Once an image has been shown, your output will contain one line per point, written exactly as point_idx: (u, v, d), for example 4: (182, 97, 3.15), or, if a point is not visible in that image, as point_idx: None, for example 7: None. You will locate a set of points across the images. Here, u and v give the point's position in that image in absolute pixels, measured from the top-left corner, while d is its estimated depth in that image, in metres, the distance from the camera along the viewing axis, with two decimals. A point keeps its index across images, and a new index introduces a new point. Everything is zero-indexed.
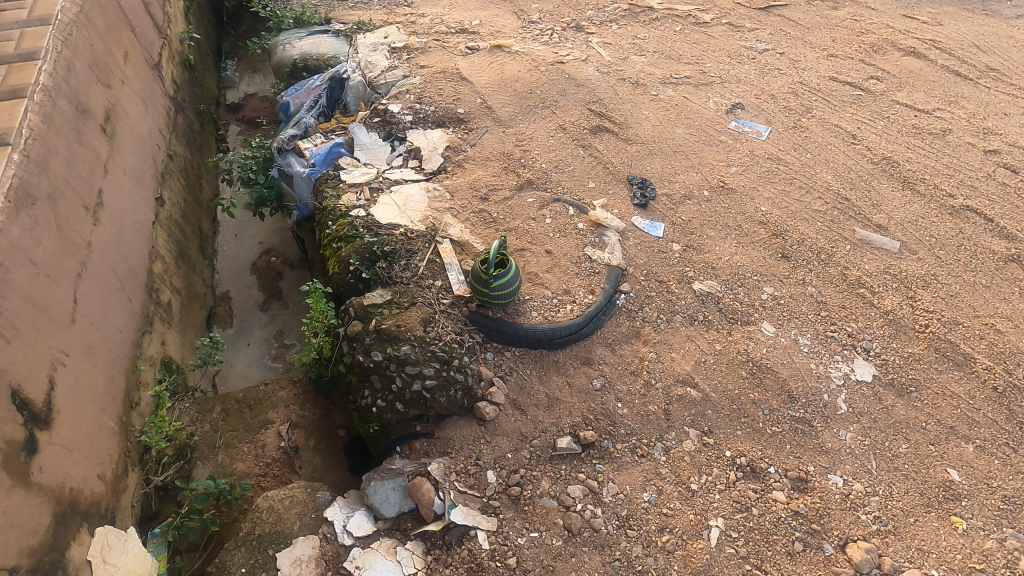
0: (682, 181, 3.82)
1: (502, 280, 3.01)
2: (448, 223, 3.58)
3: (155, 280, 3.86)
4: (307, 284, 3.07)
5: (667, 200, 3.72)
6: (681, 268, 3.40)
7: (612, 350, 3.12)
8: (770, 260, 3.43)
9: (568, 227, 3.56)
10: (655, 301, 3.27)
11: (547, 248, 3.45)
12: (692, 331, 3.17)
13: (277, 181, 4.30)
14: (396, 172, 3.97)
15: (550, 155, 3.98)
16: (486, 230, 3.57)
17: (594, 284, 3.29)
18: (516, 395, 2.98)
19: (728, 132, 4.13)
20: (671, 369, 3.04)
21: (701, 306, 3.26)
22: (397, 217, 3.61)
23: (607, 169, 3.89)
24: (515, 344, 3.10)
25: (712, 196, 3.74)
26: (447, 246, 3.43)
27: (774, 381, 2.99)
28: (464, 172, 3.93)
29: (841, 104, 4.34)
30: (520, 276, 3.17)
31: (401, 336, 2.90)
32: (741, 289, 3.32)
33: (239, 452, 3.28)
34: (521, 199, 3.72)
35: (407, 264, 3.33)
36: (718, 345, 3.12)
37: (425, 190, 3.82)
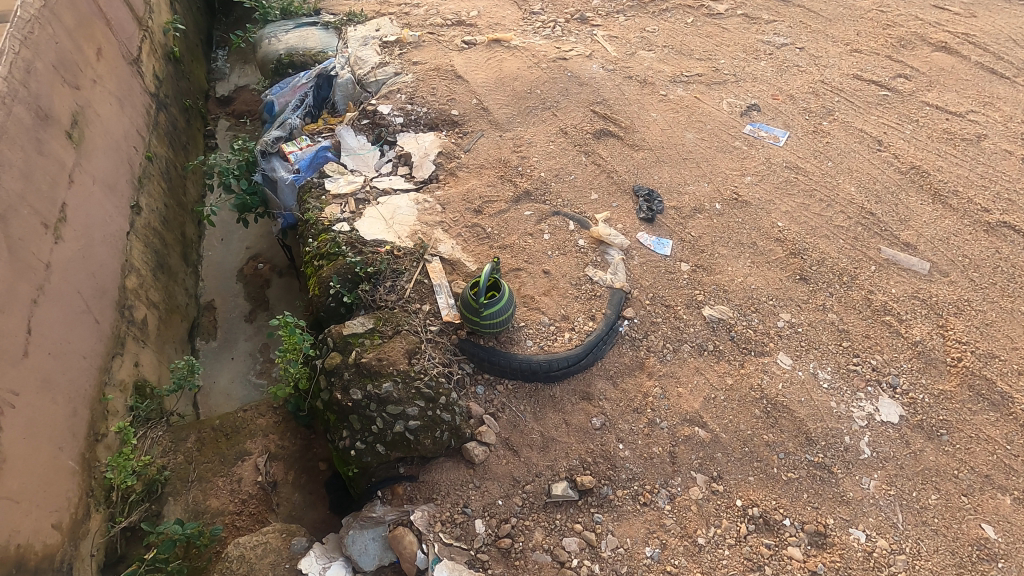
0: (692, 192, 3.53)
1: (495, 309, 2.78)
2: (438, 239, 3.32)
3: (130, 295, 3.64)
4: (276, 319, 2.80)
5: (675, 214, 3.44)
6: (690, 291, 3.13)
7: (614, 384, 2.87)
8: (787, 282, 3.15)
9: (567, 244, 3.29)
10: (662, 328, 3.01)
11: (544, 268, 3.19)
12: (701, 362, 2.91)
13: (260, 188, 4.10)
14: (384, 181, 3.70)
15: (549, 162, 3.69)
16: (478, 247, 3.31)
17: (595, 308, 3.03)
18: (508, 434, 2.75)
19: (743, 137, 3.82)
20: (677, 407, 2.79)
21: (711, 334, 2.99)
22: (384, 232, 3.35)
23: (611, 179, 3.60)
24: (508, 376, 2.86)
25: (724, 209, 3.45)
26: (436, 265, 3.17)
27: (791, 421, 2.74)
28: (458, 181, 3.65)
29: (865, 105, 4.01)
30: (514, 302, 2.93)
31: (382, 371, 2.66)
32: (756, 316, 3.04)
33: (213, 486, 3.07)
34: (517, 212, 3.45)
35: (393, 286, 3.07)
36: (729, 379, 2.86)
37: (414, 201, 3.54)
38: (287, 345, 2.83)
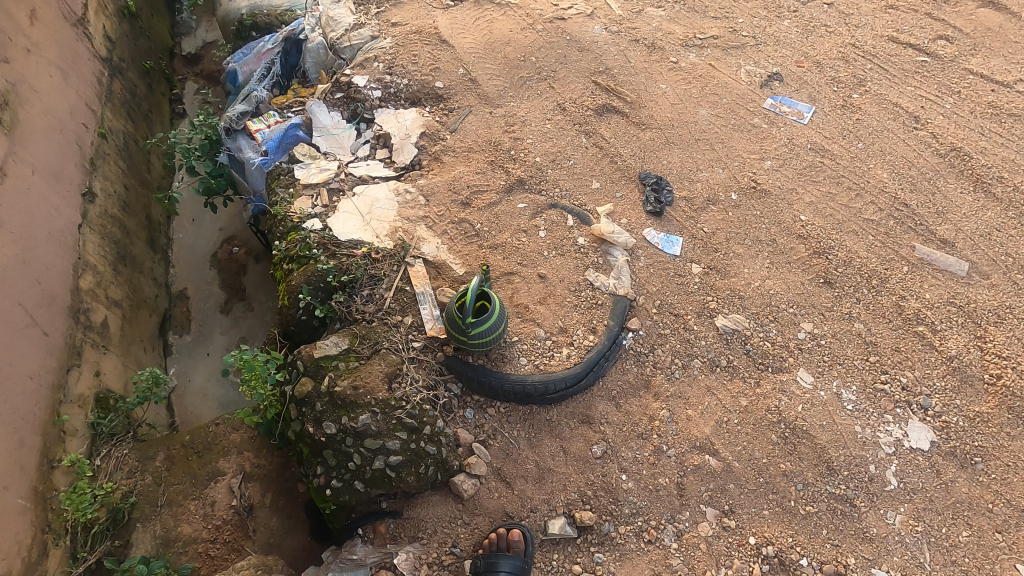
0: (705, 180, 3.15)
1: (484, 328, 2.47)
2: (422, 238, 2.97)
3: (85, 297, 3.31)
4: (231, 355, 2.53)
5: (686, 205, 3.07)
6: (702, 298, 2.82)
7: (617, 406, 2.61)
8: (810, 287, 2.83)
9: (565, 242, 2.94)
10: (670, 341, 2.72)
11: (540, 271, 2.86)
12: (713, 381, 2.64)
13: (227, 170, 3.71)
14: (361, 166, 3.30)
15: (546, 145, 3.28)
16: (466, 247, 2.96)
17: (596, 320, 2.74)
18: (500, 464, 2.50)
19: (763, 113, 3.39)
20: (686, 432, 2.54)
21: (724, 348, 2.71)
22: (360, 229, 2.98)
23: (615, 164, 3.21)
24: (500, 398, 2.59)
25: (741, 199, 3.08)
26: (419, 269, 2.84)
27: (810, 449, 2.49)
28: (443, 168, 3.26)
29: (901, 73, 3.56)
30: (507, 317, 2.61)
31: (359, 401, 2.38)
32: (774, 326, 2.75)
33: (185, 511, 2.85)
34: (510, 204, 3.08)
35: (371, 295, 2.76)
36: (744, 400, 2.60)
37: (394, 191, 3.16)
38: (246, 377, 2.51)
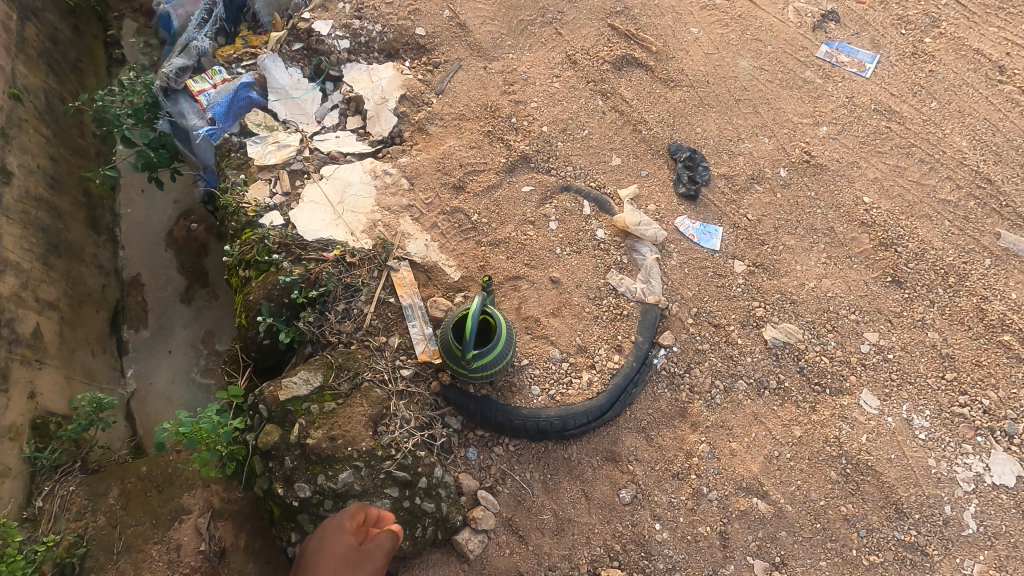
0: (748, 152, 2.60)
1: (488, 359, 2.01)
2: (407, 235, 2.44)
3: (6, 304, 2.75)
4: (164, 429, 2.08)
5: (725, 185, 2.54)
6: (747, 303, 2.35)
7: (647, 440, 2.20)
8: (875, 287, 2.37)
9: (581, 237, 2.42)
10: (710, 359, 2.28)
11: (552, 275, 2.36)
12: (761, 407, 2.23)
13: (169, 139, 3.02)
14: (329, 139, 2.71)
15: (554, 110, 2.68)
16: (461, 244, 2.44)
17: (621, 335, 2.27)
18: (511, 514, 2.11)
19: (817, 64, 2.79)
20: (729, 470, 2.15)
21: (774, 366, 2.27)
22: (330, 224, 2.43)
23: (639, 134, 2.64)
24: (508, 435, 2.17)
25: (791, 176, 2.55)
26: (405, 275, 2.34)
27: (875, 488, 2.13)
28: (429, 141, 2.66)
29: (981, 11, 2.94)
30: (513, 346, 2.13)
31: (337, 455, 1.94)
32: (833, 337, 2.30)
33: (145, 559, 2.41)
34: (512, 187, 2.53)
35: (348, 311, 2.26)
36: (797, 430, 2.20)
37: (370, 172, 2.58)
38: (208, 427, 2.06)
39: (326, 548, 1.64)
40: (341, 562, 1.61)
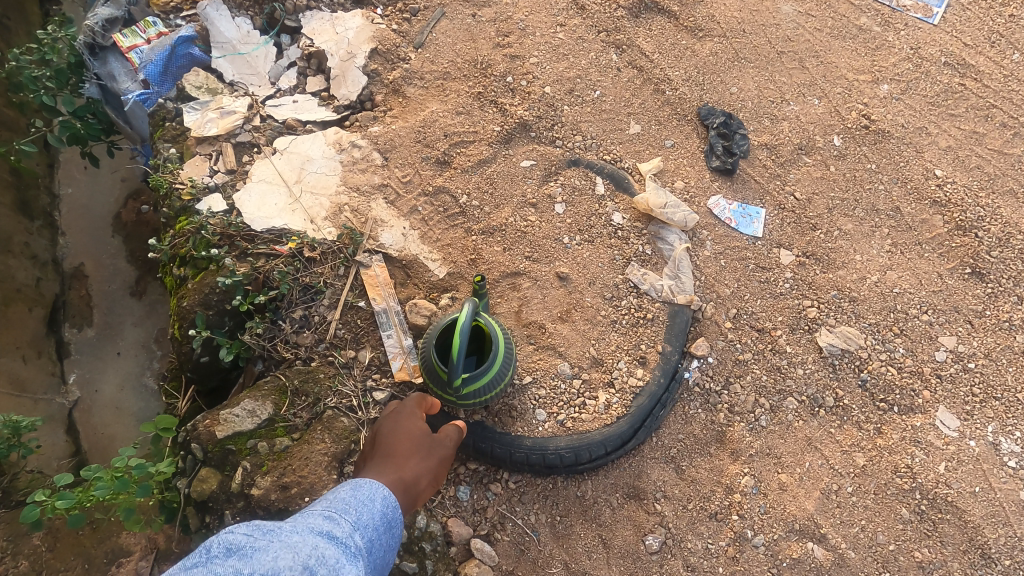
0: (795, 116, 2.14)
1: (482, 382, 1.60)
2: (381, 221, 1.98)
3: None
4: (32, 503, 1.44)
5: (768, 155, 2.09)
6: (797, 302, 1.93)
7: (679, 472, 1.79)
8: (950, 281, 1.96)
9: (593, 222, 1.98)
10: (753, 372, 1.87)
11: (559, 270, 1.92)
12: (816, 430, 1.83)
13: (99, 106, 2.46)
14: (284, 104, 2.21)
15: (559, 65, 2.20)
16: (447, 233, 1.99)
17: (646, 344, 1.85)
18: (512, 568, 1.69)
19: (874, 9, 2.32)
20: (780, 508, 1.75)
21: (831, 379, 1.87)
22: (285, 208, 1.96)
23: (662, 94, 2.17)
24: (508, 469, 1.75)
25: (847, 145, 2.10)
26: (378, 273, 1.89)
27: (956, 527, 1.74)
28: (407, 105, 2.18)
29: None
30: (513, 365, 1.70)
31: (289, 510, 1.51)
32: (900, 342, 1.90)
33: None
34: (510, 162, 2.07)
35: (307, 318, 1.82)
36: (860, 458, 1.80)
37: (334, 143, 2.10)
38: (114, 470, 1.54)
39: (396, 433, 1.45)
40: (413, 447, 1.41)
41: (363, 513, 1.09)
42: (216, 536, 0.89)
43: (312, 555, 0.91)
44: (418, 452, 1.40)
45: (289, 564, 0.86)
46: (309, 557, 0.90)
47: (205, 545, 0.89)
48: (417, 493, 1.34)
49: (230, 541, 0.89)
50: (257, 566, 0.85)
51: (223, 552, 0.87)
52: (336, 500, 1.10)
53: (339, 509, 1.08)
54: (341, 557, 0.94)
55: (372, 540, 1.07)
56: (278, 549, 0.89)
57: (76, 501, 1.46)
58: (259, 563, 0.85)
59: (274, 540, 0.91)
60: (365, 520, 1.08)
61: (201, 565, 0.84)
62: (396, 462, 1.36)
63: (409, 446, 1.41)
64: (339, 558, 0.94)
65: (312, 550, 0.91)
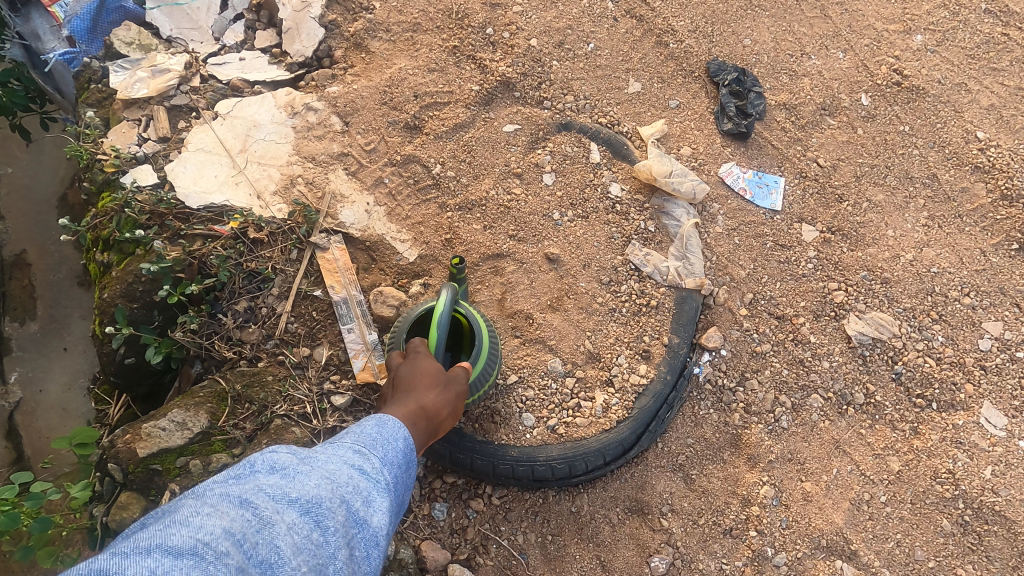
0: (817, 72, 1.87)
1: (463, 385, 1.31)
2: (340, 196, 1.70)
3: None
4: None
5: (787, 117, 1.82)
6: (821, 286, 1.69)
7: (689, 482, 1.54)
8: (995, 259, 1.71)
9: (587, 195, 1.72)
10: (772, 366, 1.63)
11: (548, 251, 1.66)
12: (844, 431, 1.59)
13: (25, 71, 2.03)
14: (229, 62, 1.91)
15: (547, 15, 1.91)
16: (418, 209, 1.71)
17: (649, 336, 1.60)
18: None
19: None
20: (805, 523, 1.51)
21: (860, 372, 1.63)
22: (228, 181, 1.67)
23: (666, 48, 1.89)
24: (491, 482, 1.49)
25: (877, 104, 1.84)
26: (337, 256, 1.62)
27: (1007, 541, 1.50)
28: (371, 62, 1.89)
29: None
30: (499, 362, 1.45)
31: None
32: (938, 330, 1.66)
33: None
34: (490, 126, 1.79)
35: (253, 310, 1.55)
36: (895, 463, 1.56)
37: (286, 106, 1.81)
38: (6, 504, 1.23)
39: (413, 359, 1.19)
40: (436, 373, 1.16)
41: (393, 448, 0.92)
42: (260, 452, 0.79)
43: (348, 486, 0.80)
44: (442, 380, 1.16)
45: (330, 496, 0.76)
46: (346, 489, 0.79)
47: (247, 458, 0.80)
48: (438, 425, 1.12)
49: (274, 460, 0.79)
50: (302, 492, 0.75)
51: (266, 469, 0.78)
52: (364, 429, 0.92)
53: (370, 437, 0.91)
54: (377, 492, 0.83)
55: (402, 479, 0.91)
56: (321, 476, 0.78)
57: None
58: (302, 489, 0.75)
59: (317, 465, 0.80)
60: (396, 456, 0.91)
61: (245, 480, 0.74)
62: (417, 388, 1.12)
63: (432, 372, 1.16)
64: (374, 492, 0.83)
65: (350, 479, 0.81)
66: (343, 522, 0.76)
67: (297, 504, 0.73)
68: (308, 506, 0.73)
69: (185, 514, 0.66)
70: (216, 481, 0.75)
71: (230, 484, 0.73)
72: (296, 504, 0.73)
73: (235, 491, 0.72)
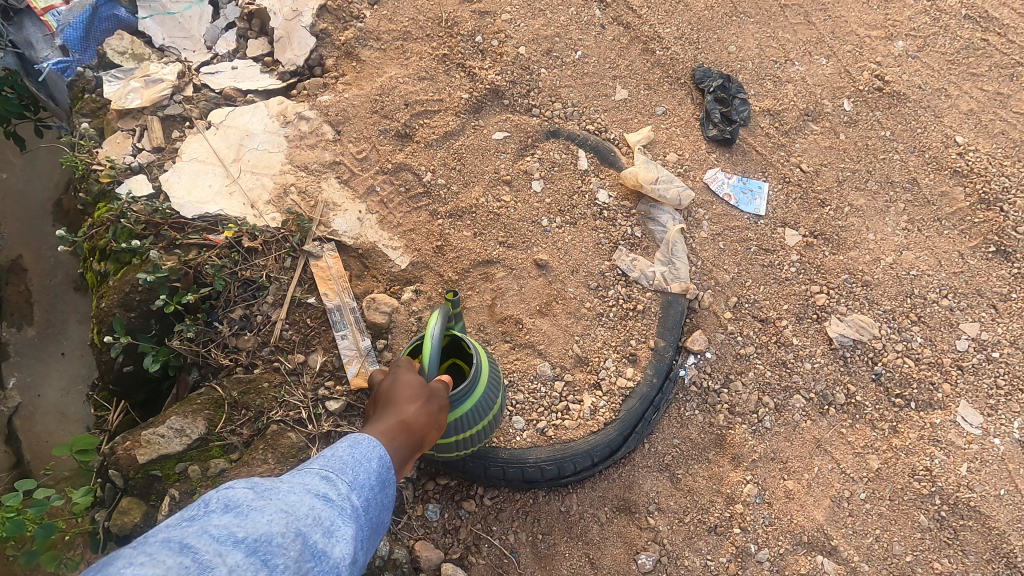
0: (800, 78, 1.91)
1: (468, 403, 1.24)
2: (332, 204, 1.73)
3: None
4: None
5: (771, 123, 1.86)
6: (803, 289, 1.73)
7: (675, 482, 1.59)
8: (972, 262, 1.76)
9: (575, 202, 1.75)
10: (756, 368, 1.67)
11: (537, 257, 1.70)
12: (825, 431, 1.64)
13: (19, 79, 2.04)
14: (222, 70, 1.94)
15: (535, 23, 1.94)
16: (410, 216, 1.75)
17: (636, 339, 1.64)
18: None
19: None
20: (787, 520, 1.55)
21: (841, 373, 1.67)
22: (221, 191, 1.70)
23: (652, 56, 1.92)
24: (483, 483, 1.53)
25: (858, 110, 1.88)
26: (330, 264, 1.65)
27: (981, 536, 1.55)
28: (362, 70, 1.91)
29: None
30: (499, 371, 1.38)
31: None
32: (917, 331, 1.71)
33: None
34: (480, 134, 1.82)
35: (248, 317, 1.58)
36: (874, 461, 1.61)
37: (279, 115, 1.83)
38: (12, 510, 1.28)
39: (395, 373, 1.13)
40: (417, 384, 1.10)
41: (363, 471, 0.85)
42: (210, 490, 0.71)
43: (307, 517, 0.72)
44: (425, 390, 1.10)
45: (283, 531, 0.68)
46: (305, 521, 0.71)
47: (197, 498, 0.71)
48: (422, 438, 1.04)
49: (223, 498, 0.70)
50: (250, 530, 0.66)
51: (215, 508, 0.69)
52: (332, 453, 0.85)
53: (337, 463, 0.84)
54: (339, 523, 0.75)
55: (372, 503, 0.83)
56: (274, 511, 0.70)
57: None
58: (252, 528, 0.67)
59: (273, 498, 0.73)
60: (366, 480, 0.84)
61: (191, 522, 0.66)
62: (398, 401, 1.05)
63: (413, 382, 1.09)
64: (336, 522, 0.75)
65: (309, 511, 0.73)
66: (297, 559, 0.67)
67: (243, 543, 0.65)
68: (255, 546, 0.65)
69: (114, 565, 0.59)
70: (158, 527, 0.66)
71: (173, 528, 0.65)
72: (244, 545, 0.65)
73: (175, 535, 0.63)
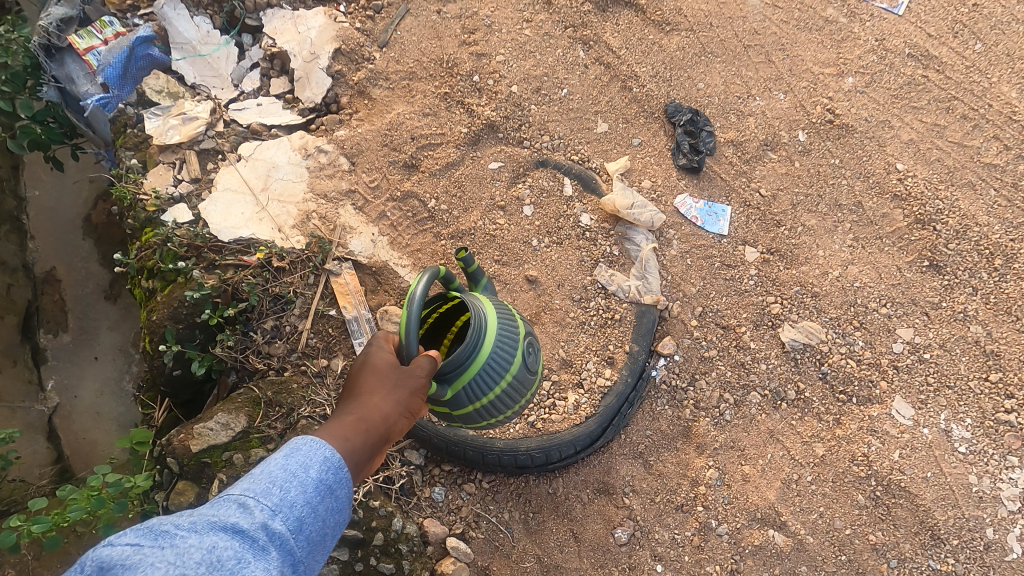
0: (761, 112, 2.16)
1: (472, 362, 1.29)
2: (349, 228, 1.98)
3: None
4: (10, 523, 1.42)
5: (735, 152, 2.11)
6: (760, 300, 1.98)
7: (647, 467, 1.84)
8: (908, 274, 2.01)
9: (562, 224, 2.01)
10: (718, 369, 1.93)
11: (528, 273, 1.95)
12: (778, 423, 1.90)
13: (60, 111, 2.24)
14: (248, 107, 2.18)
15: (526, 63, 2.18)
16: (416, 238, 2.00)
17: (614, 345, 1.90)
18: (486, 563, 1.74)
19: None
20: (743, 498, 1.81)
21: (792, 373, 1.93)
22: (252, 216, 1.95)
23: (630, 93, 2.17)
24: (481, 469, 1.78)
25: (812, 141, 2.13)
26: (348, 281, 1.91)
27: (910, 512, 1.80)
28: (373, 107, 2.17)
29: None
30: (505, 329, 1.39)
31: None
32: (859, 336, 1.96)
33: None
34: (478, 164, 2.07)
35: (279, 327, 1.84)
36: (819, 449, 1.87)
37: (301, 148, 2.09)
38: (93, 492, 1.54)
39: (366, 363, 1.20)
40: (381, 376, 1.15)
41: (291, 490, 0.87)
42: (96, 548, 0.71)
43: (201, 563, 0.72)
44: (388, 381, 1.15)
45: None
46: (198, 567, 0.72)
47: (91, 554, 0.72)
48: (390, 429, 1.13)
49: (114, 552, 0.71)
50: None
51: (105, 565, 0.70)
52: (258, 475, 0.87)
53: (260, 486, 0.86)
54: (250, 555, 0.77)
55: (304, 521, 0.87)
56: (169, 558, 0.71)
57: (51, 524, 1.45)
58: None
59: (173, 543, 0.74)
60: (292, 499, 0.87)
61: None
62: (362, 396, 1.14)
63: (375, 377, 1.15)
64: (246, 554, 0.76)
65: (211, 549, 0.74)
66: None
67: None
68: None
69: None
70: None
71: None
72: None
73: None
